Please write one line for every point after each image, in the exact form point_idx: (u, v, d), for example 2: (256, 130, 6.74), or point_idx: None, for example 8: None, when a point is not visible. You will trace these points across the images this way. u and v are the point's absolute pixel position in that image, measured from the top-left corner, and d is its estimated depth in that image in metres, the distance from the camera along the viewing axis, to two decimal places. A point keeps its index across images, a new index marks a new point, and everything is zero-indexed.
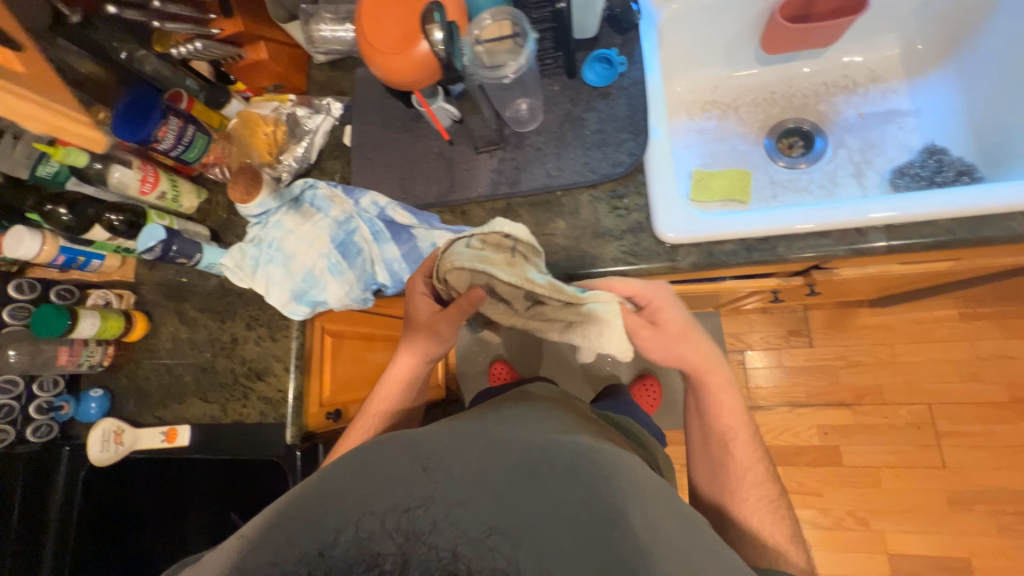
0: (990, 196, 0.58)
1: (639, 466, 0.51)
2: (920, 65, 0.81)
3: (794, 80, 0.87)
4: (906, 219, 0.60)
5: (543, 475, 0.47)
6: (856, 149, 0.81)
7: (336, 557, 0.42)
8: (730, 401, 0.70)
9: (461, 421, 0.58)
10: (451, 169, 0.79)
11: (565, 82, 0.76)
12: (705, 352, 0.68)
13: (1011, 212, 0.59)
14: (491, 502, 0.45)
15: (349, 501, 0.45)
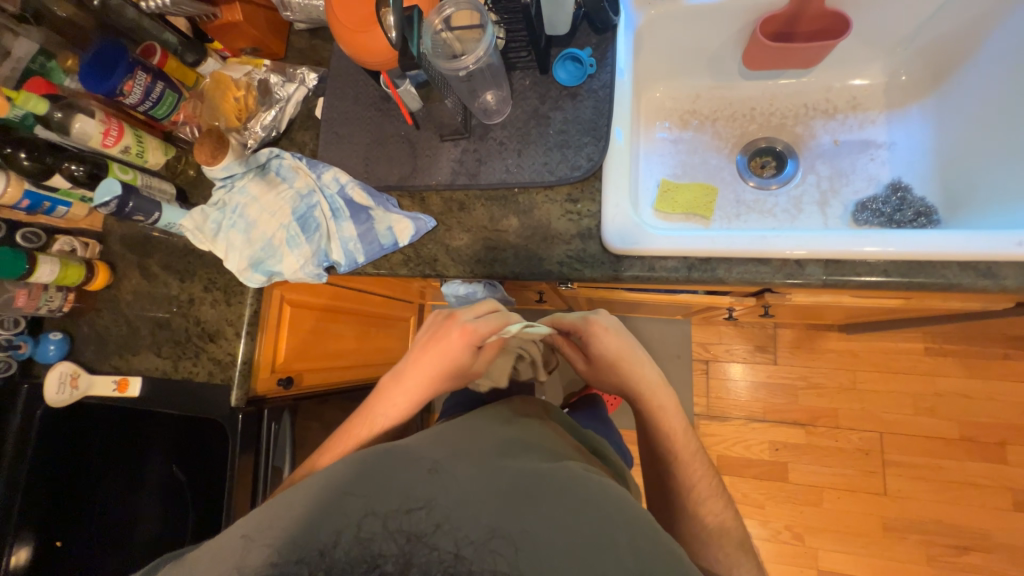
0: (989, 245, 0.57)
1: (630, 503, 0.54)
2: (901, 97, 0.79)
3: (775, 98, 0.85)
4: (908, 252, 0.58)
5: (537, 492, 0.50)
6: (825, 176, 0.80)
7: (337, 557, 0.44)
8: (678, 422, 0.77)
9: (468, 433, 0.62)
10: (415, 154, 0.78)
11: (536, 78, 0.75)
12: (648, 376, 0.78)
13: (947, 262, 0.59)
14: (489, 509, 0.48)
15: (351, 503, 0.48)
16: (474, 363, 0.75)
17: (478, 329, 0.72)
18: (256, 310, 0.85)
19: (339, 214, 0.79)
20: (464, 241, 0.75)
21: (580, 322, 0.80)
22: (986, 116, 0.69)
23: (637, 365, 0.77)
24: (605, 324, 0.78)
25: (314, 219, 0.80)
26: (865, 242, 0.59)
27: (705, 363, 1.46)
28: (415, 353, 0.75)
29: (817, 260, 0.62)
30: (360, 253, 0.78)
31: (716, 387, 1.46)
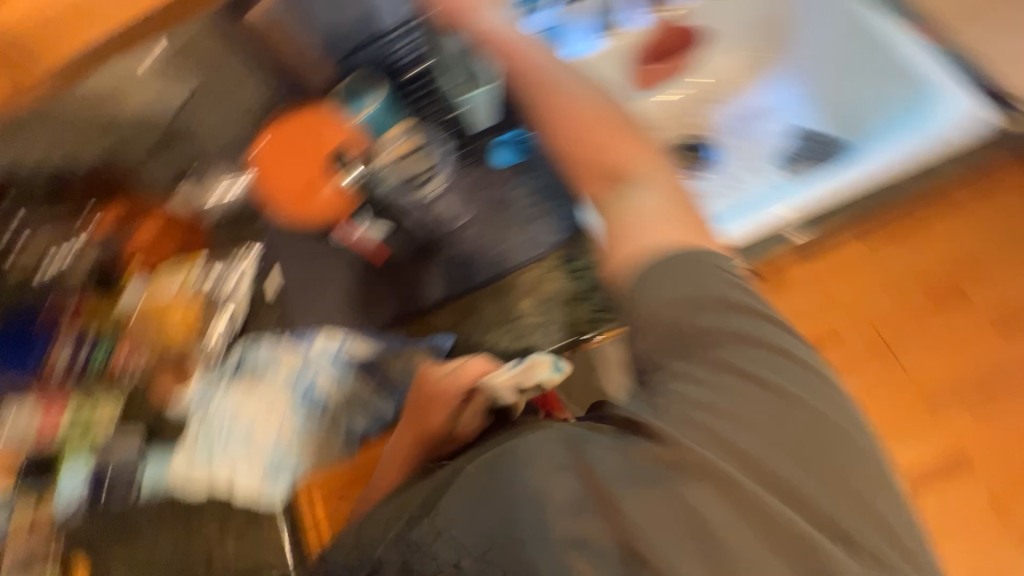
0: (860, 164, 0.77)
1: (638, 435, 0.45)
2: (760, 69, 0.98)
3: (669, 104, 0.98)
4: None
5: (486, 485, 0.42)
6: (741, 146, 0.95)
7: (358, 542, 0.48)
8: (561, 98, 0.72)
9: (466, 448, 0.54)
10: (399, 285, 0.75)
11: (480, 170, 0.77)
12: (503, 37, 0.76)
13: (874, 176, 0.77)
14: (452, 520, 0.42)
15: (355, 533, 0.50)
16: (459, 423, 0.59)
17: (453, 385, 0.60)
18: (293, 520, 0.68)
19: (359, 371, 0.72)
20: (489, 342, 0.72)
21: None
22: (832, 47, 0.87)
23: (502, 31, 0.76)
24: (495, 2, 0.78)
25: (322, 391, 0.71)
26: None
27: None
28: (408, 408, 0.63)
29: (800, 211, 0.78)
30: (366, 385, 0.71)
31: None
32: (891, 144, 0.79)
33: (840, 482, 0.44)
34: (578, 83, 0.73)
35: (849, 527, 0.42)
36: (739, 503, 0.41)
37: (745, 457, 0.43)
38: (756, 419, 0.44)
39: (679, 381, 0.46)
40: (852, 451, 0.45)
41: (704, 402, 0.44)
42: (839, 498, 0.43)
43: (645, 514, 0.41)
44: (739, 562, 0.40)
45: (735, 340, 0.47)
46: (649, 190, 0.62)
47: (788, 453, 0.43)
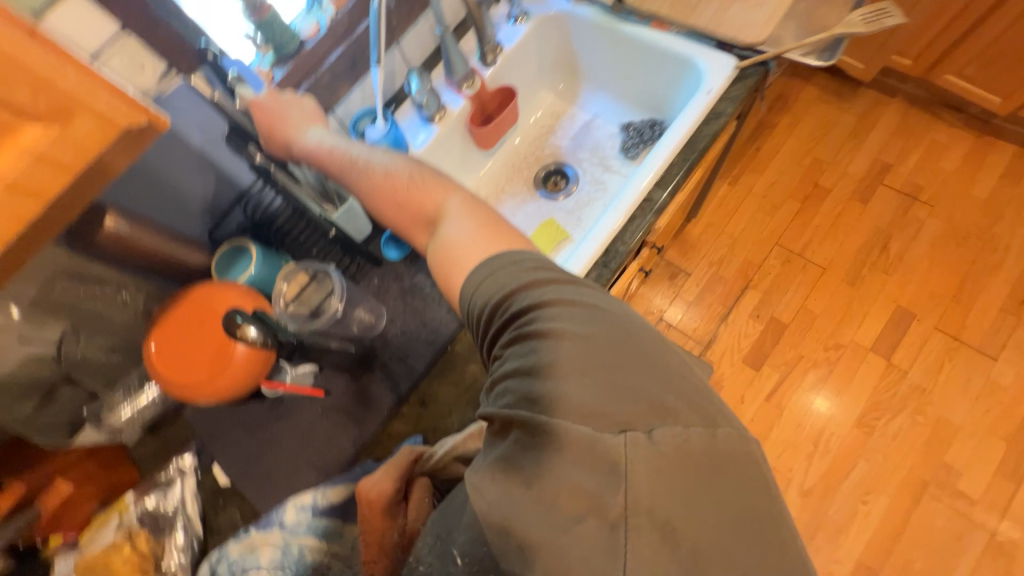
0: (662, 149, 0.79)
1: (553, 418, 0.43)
2: (572, 91, 1.07)
3: (517, 150, 1.07)
4: (649, 185, 0.77)
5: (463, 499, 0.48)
6: (590, 157, 1.04)
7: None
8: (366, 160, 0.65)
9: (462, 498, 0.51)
10: (349, 412, 0.74)
11: (379, 272, 0.81)
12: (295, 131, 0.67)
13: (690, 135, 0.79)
14: (449, 533, 0.47)
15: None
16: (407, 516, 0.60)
17: (384, 488, 0.59)
18: None
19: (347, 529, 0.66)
20: (457, 422, 0.71)
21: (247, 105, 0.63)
22: (611, 53, 0.95)
23: (282, 132, 0.66)
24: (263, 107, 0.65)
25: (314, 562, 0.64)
26: (636, 187, 0.77)
27: (662, 320, 1.60)
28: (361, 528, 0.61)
29: (654, 182, 0.78)
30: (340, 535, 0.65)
31: (686, 325, 1.59)
32: (684, 110, 0.81)
33: (659, 407, 0.44)
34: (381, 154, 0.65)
35: (673, 444, 0.42)
36: (559, 446, 0.42)
37: (574, 411, 0.43)
38: (576, 365, 0.45)
39: (515, 354, 0.47)
40: (663, 377, 0.45)
41: (530, 369, 0.45)
42: (657, 417, 0.43)
43: (492, 484, 0.43)
44: (564, 488, 0.41)
45: (560, 306, 0.48)
46: (453, 218, 0.56)
47: (605, 393, 0.44)
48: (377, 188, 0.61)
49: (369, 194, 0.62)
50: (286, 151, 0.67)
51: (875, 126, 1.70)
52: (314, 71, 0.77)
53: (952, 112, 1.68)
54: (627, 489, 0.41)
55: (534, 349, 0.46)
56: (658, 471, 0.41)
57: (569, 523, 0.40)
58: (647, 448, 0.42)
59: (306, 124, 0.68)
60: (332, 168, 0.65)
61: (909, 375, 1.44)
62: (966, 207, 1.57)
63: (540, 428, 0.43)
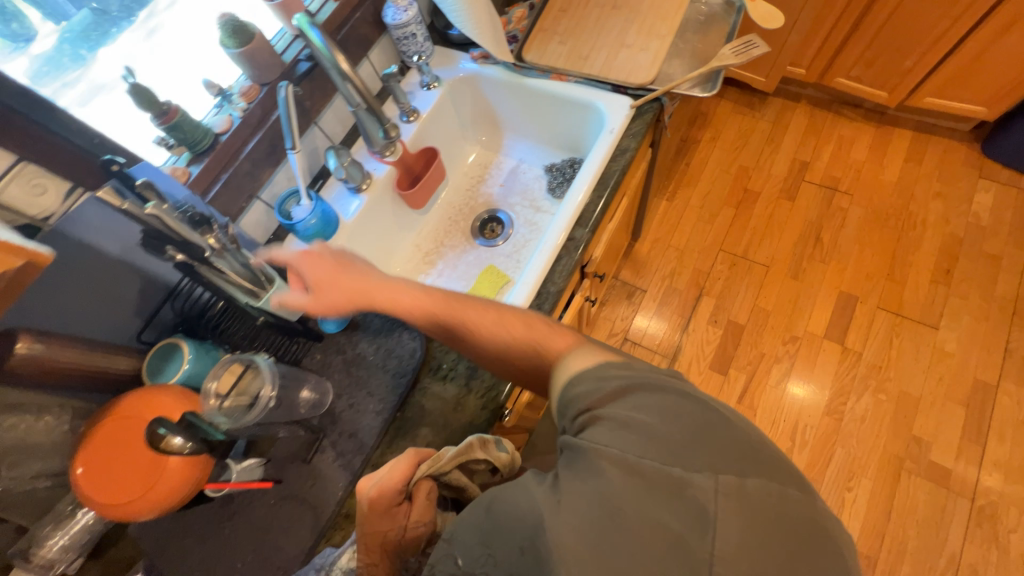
0: (576, 189, 0.83)
1: (652, 461, 0.46)
2: (496, 142, 1.13)
3: (451, 202, 1.11)
4: (568, 224, 0.81)
5: (507, 506, 0.47)
6: (520, 200, 1.08)
7: None
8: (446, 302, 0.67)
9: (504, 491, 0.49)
10: (303, 497, 0.71)
11: (321, 346, 0.81)
12: (360, 280, 0.69)
13: (601, 172, 0.85)
14: (459, 533, 0.49)
15: None
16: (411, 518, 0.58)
17: (387, 488, 0.58)
18: None
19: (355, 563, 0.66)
20: None
21: (292, 255, 0.70)
22: (525, 105, 1.01)
23: (358, 282, 0.69)
24: (318, 256, 0.70)
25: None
26: (557, 227, 0.80)
27: (628, 339, 1.63)
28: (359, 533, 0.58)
29: (574, 220, 0.81)
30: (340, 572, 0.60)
31: (650, 339, 1.63)
32: (593, 149, 0.87)
33: (751, 459, 0.47)
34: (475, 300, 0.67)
35: (760, 498, 0.45)
36: (648, 482, 0.45)
37: (670, 460, 0.46)
38: (673, 424, 0.48)
39: (606, 409, 0.51)
40: (751, 436, 0.49)
41: (627, 423, 0.49)
42: (749, 468, 0.46)
43: (573, 509, 0.45)
44: (646, 524, 0.44)
45: (656, 381, 0.53)
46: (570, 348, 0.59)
47: (698, 442, 0.47)
48: (512, 341, 0.62)
49: (499, 348, 0.63)
50: (354, 299, 0.68)
51: (788, 129, 1.84)
52: (233, 160, 0.79)
53: (851, 108, 1.84)
54: (714, 534, 0.43)
55: (633, 409, 0.50)
56: (744, 520, 0.43)
57: (647, 556, 0.42)
58: (738, 495, 0.44)
59: (404, 282, 0.69)
60: (427, 317, 0.66)
61: (864, 355, 1.50)
62: (882, 191, 1.69)
63: (634, 468, 0.46)
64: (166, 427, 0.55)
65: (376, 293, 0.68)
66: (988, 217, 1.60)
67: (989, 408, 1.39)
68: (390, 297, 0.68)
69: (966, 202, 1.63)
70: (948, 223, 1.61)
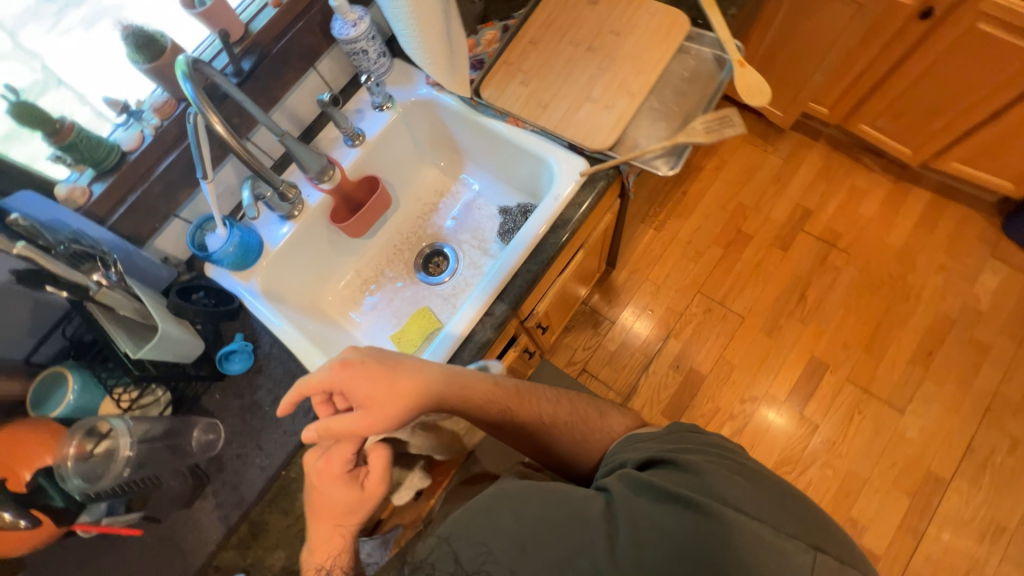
0: (507, 260, 0.77)
1: (747, 518, 0.49)
2: (455, 170, 1.05)
3: (399, 229, 1.04)
4: (490, 297, 0.76)
5: (545, 511, 0.54)
6: (470, 240, 1.01)
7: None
8: (518, 397, 0.69)
9: (558, 497, 0.55)
10: (176, 543, 0.71)
11: (222, 386, 0.79)
12: (422, 386, 0.62)
13: (540, 242, 0.78)
14: (477, 533, 0.53)
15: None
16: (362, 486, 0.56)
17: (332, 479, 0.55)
18: None
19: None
20: (285, 556, 0.69)
21: (331, 374, 0.60)
22: (484, 142, 0.93)
23: (414, 381, 0.62)
24: (359, 368, 0.60)
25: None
26: (476, 299, 0.76)
27: (584, 370, 1.59)
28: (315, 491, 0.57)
29: (497, 295, 0.76)
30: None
31: (608, 375, 1.58)
32: (535, 214, 0.80)
33: (840, 552, 0.49)
34: (540, 390, 0.73)
35: None
36: (736, 536, 0.48)
37: (756, 527, 0.49)
38: (759, 498, 0.52)
39: (684, 461, 0.56)
40: (837, 533, 0.52)
41: (705, 480, 0.54)
42: (844, 559, 0.49)
43: (638, 530, 0.51)
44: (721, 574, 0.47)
45: (734, 455, 0.58)
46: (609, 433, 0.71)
47: (785, 509, 0.51)
48: (584, 433, 0.71)
49: (572, 440, 0.71)
50: (416, 402, 0.61)
51: (798, 170, 1.71)
52: (144, 180, 0.74)
53: (872, 157, 1.69)
54: None
55: (713, 469, 0.55)
56: None
57: None
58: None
59: (473, 373, 0.68)
60: (484, 413, 0.66)
61: (821, 427, 1.45)
62: (882, 255, 1.58)
63: (721, 520, 0.49)
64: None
65: (449, 393, 0.64)
66: (988, 302, 1.49)
67: (935, 502, 1.35)
68: (463, 393, 0.65)
69: (969, 281, 1.52)
70: (943, 302, 1.51)
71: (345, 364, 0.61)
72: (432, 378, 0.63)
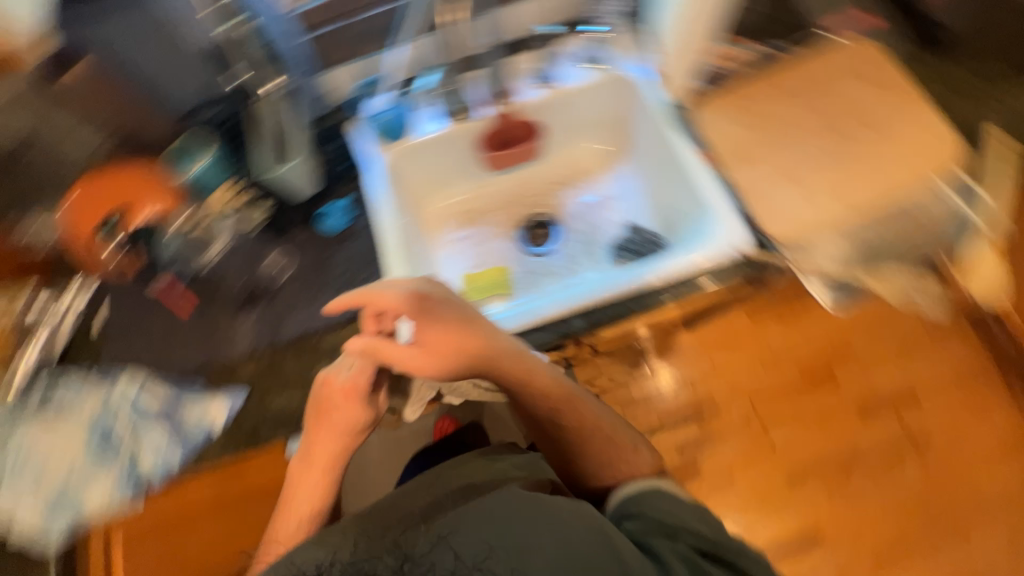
0: (612, 284, 0.74)
1: None
2: (611, 160, 0.99)
3: (528, 182, 1.00)
4: (577, 305, 0.74)
5: (555, 535, 0.49)
6: (583, 233, 0.96)
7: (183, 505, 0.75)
8: (572, 405, 0.64)
9: (570, 533, 0.50)
10: (212, 334, 0.78)
11: (310, 230, 0.82)
12: (488, 347, 0.62)
13: (654, 285, 0.74)
14: (476, 532, 0.49)
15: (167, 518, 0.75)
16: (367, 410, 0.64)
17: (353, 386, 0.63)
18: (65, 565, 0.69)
19: (234, 411, 0.74)
20: (282, 401, 0.74)
21: (396, 299, 0.63)
22: (659, 154, 0.87)
23: (482, 343, 0.61)
24: (433, 308, 0.63)
25: (212, 420, 0.73)
26: (564, 300, 0.74)
27: None
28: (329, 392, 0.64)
29: (581, 309, 0.73)
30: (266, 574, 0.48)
31: None
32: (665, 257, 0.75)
33: None
34: (595, 402, 0.66)
35: None
36: None
37: None
38: None
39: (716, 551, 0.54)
40: None
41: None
42: None
43: None
44: None
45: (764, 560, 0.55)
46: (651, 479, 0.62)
47: None
48: (624, 465, 0.64)
49: (609, 467, 0.65)
50: (476, 362, 0.61)
51: None
52: (350, 15, 0.81)
53: None
54: None
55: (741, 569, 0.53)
56: None
57: None
58: None
59: (539, 362, 0.64)
60: (534, 401, 0.63)
61: None
62: None
63: None
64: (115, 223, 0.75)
65: (509, 369, 0.61)
66: None
67: None
68: (524, 376, 0.62)
69: None
70: None
71: (421, 300, 0.63)
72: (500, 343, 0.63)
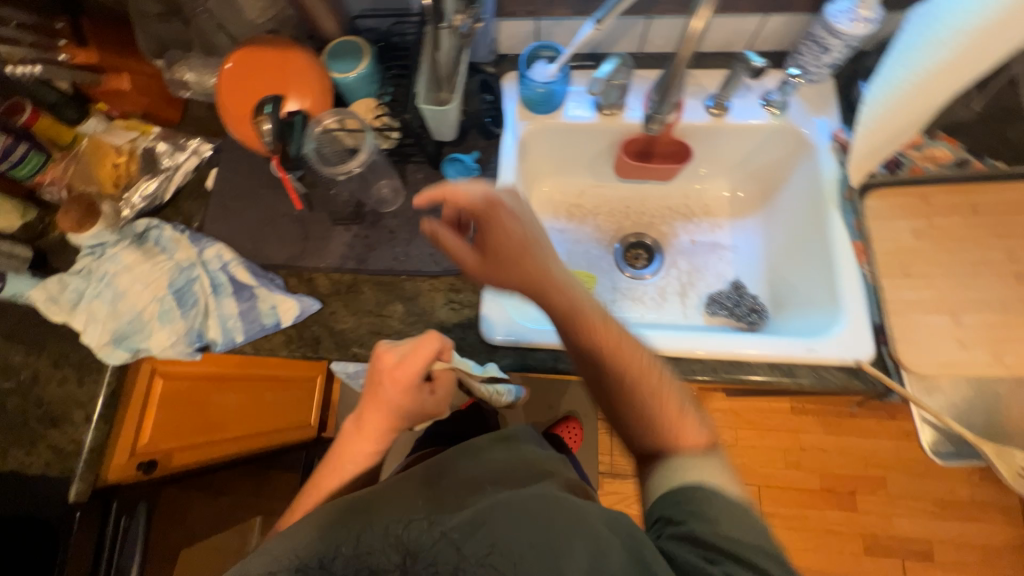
0: (710, 339, 0.70)
1: None
2: (742, 209, 0.92)
3: (647, 199, 0.95)
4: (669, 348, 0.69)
5: (553, 536, 0.46)
6: (684, 271, 0.89)
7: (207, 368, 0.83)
8: (623, 355, 0.56)
9: (569, 533, 0.47)
10: (305, 236, 0.79)
11: (429, 172, 0.81)
12: (542, 264, 0.58)
13: (754, 360, 0.68)
14: (475, 528, 0.47)
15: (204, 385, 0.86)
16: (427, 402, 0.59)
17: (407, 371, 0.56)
18: (115, 388, 0.77)
19: (306, 313, 0.74)
20: (348, 325, 0.75)
21: (478, 200, 0.59)
22: (804, 224, 0.80)
23: (537, 267, 0.58)
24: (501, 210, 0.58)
25: (281, 315, 0.74)
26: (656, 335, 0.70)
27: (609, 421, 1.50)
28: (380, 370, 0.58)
29: (666, 355, 0.69)
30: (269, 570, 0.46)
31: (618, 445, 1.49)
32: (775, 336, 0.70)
33: None
34: (652, 362, 0.58)
35: None
36: None
37: None
38: None
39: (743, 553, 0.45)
40: None
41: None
42: None
43: None
44: None
45: None
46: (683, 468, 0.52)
47: None
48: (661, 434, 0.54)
49: (643, 438, 0.55)
50: (525, 283, 0.58)
51: (971, 522, 1.37)
52: None
53: None
54: None
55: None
56: None
57: None
58: None
59: (590, 297, 0.59)
60: (582, 343, 0.57)
61: None
62: None
63: None
64: (271, 108, 0.73)
65: (552, 290, 0.57)
66: None
67: None
68: (569, 307, 0.57)
69: None
70: None
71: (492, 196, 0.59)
72: (555, 265, 0.59)
